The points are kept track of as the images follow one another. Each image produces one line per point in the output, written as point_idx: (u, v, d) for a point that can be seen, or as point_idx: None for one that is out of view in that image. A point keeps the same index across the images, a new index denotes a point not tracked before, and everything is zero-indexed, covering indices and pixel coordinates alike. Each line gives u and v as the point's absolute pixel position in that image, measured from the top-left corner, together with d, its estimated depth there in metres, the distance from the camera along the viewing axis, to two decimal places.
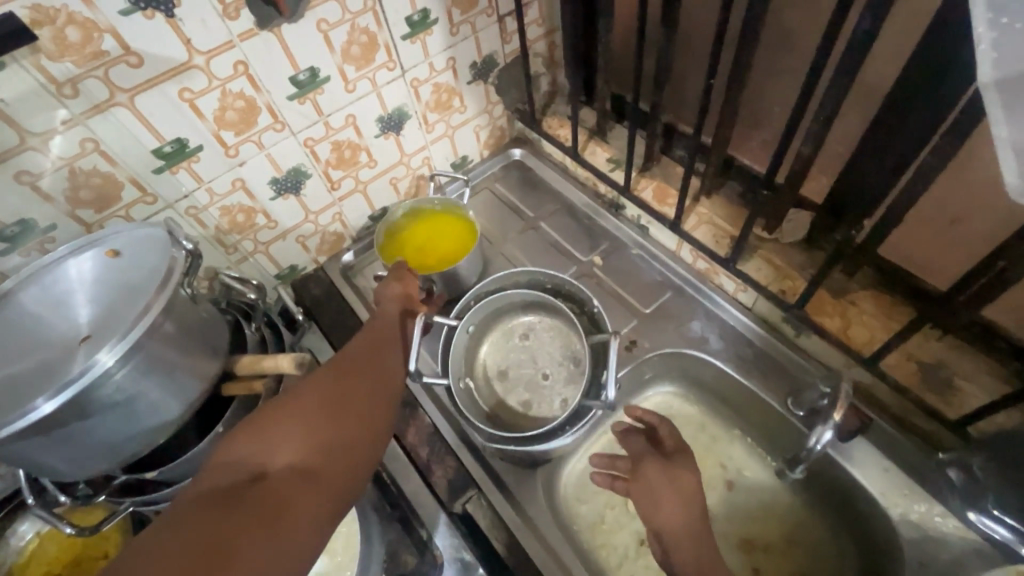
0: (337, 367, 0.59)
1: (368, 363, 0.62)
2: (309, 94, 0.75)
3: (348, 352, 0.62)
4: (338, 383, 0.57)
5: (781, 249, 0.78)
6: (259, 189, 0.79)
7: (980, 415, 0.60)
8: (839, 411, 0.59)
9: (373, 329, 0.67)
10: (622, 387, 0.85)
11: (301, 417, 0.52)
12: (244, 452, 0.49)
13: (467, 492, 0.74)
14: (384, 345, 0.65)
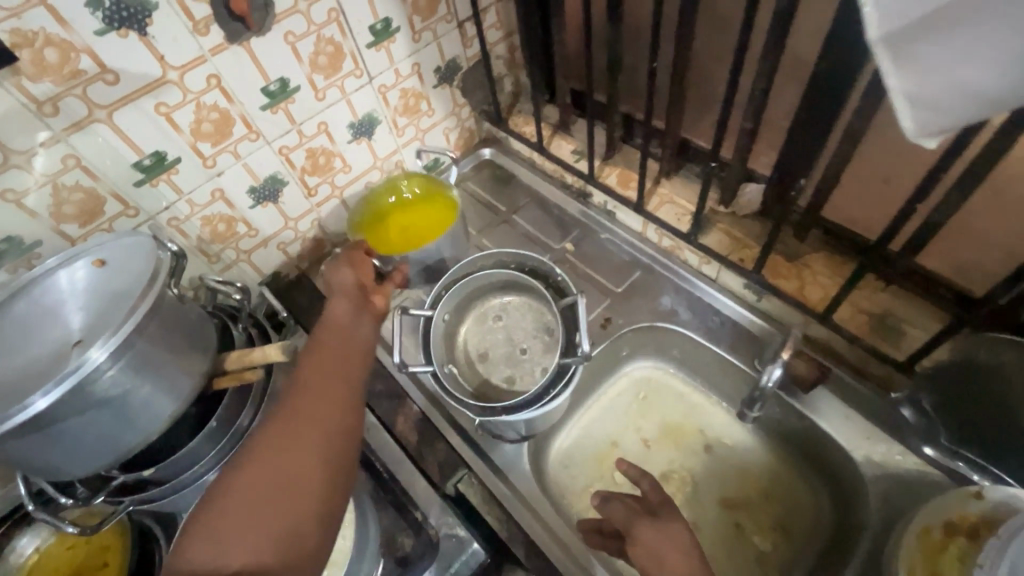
0: (287, 418, 0.57)
1: (321, 398, 0.59)
2: (281, 103, 0.78)
3: (297, 392, 0.59)
4: (296, 437, 0.55)
5: (736, 222, 0.84)
6: (238, 198, 0.82)
7: (924, 353, 0.65)
8: (787, 349, 0.66)
9: (322, 357, 0.63)
10: (602, 364, 0.89)
11: (255, 496, 0.51)
12: (203, 551, 0.48)
13: (458, 472, 0.77)
14: (337, 375, 0.62)
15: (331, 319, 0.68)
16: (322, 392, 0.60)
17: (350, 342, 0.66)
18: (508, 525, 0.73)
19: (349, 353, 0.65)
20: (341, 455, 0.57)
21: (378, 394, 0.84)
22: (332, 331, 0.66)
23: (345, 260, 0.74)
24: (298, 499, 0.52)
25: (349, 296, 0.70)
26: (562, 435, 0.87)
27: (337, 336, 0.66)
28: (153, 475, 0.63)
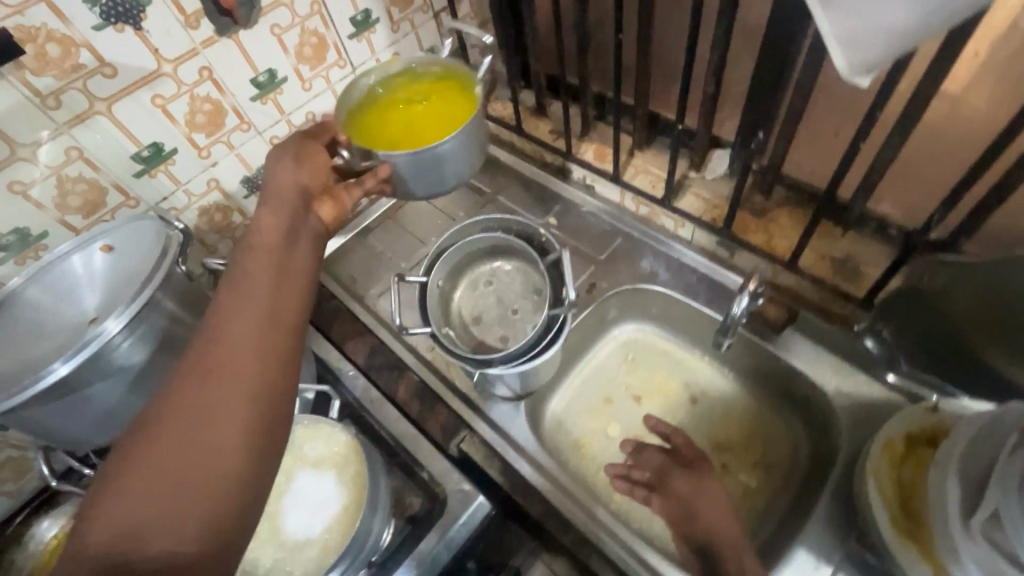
0: (204, 360, 0.46)
1: (237, 328, 0.49)
2: (270, 94, 0.82)
3: (216, 329, 0.48)
4: (210, 377, 0.45)
5: (706, 184, 0.90)
6: (232, 188, 0.86)
7: (881, 286, 0.71)
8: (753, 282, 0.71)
9: (247, 285, 0.53)
10: (590, 329, 0.94)
11: (164, 465, 0.41)
12: (106, 524, 0.39)
13: (460, 434, 0.81)
14: (268, 306, 0.52)
15: (257, 243, 0.58)
16: (249, 327, 0.49)
17: (283, 268, 0.56)
18: (510, 477, 0.78)
19: (281, 273, 0.56)
20: (276, 404, 0.47)
21: (378, 367, 0.88)
22: (258, 256, 0.56)
23: (288, 153, 0.68)
24: (220, 464, 0.42)
25: (286, 209, 0.63)
26: (556, 397, 0.92)
27: (264, 262, 0.56)
28: None
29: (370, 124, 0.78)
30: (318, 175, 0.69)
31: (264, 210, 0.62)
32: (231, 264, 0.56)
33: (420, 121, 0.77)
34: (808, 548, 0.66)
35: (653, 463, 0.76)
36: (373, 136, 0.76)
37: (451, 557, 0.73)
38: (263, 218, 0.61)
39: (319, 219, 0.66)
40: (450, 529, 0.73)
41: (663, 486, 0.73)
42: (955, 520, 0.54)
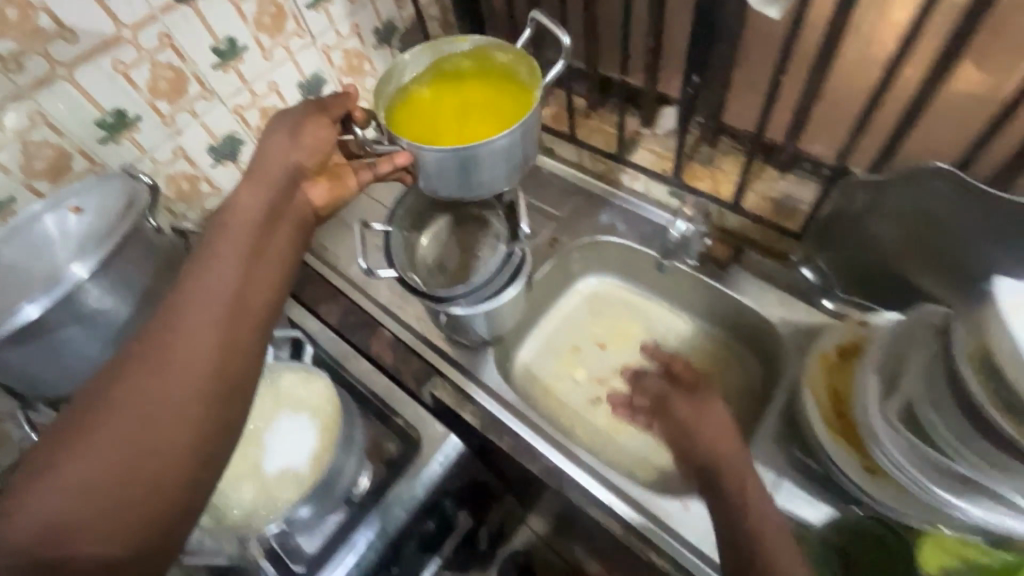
0: (163, 356, 0.48)
1: (201, 323, 0.50)
2: (231, 62, 0.84)
3: (176, 320, 0.50)
4: (170, 374, 0.47)
5: (658, 139, 0.94)
6: (199, 156, 0.88)
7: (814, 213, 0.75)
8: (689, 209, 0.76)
9: (214, 275, 0.54)
10: (554, 281, 0.98)
11: (108, 462, 0.43)
12: (48, 509, 0.41)
13: (431, 380, 0.85)
14: (233, 301, 0.53)
15: (230, 226, 0.58)
16: (210, 324, 0.51)
17: (254, 256, 0.57)
18: (480, 418, 0.82)
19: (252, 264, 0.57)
20: (228, 407, 0.49)
21: (352, 325, 0.91)
22: (231, 242, 0.57)
23: (286, 125, 0.66)
24: (167, 465, 0.44)
25: (268, 187, 0.62)
26: (524, 347, 0.96)
27: (237, 248, 0.56)
28: None
29: (407, 108, 0.70)
30: (316, 148, 0.67)
31: (245, 185, 0.62)
32: (202, 245, 0.57)
33: (466, 116, 0.68)
34: (756, 458, 0.71)
35: (656, 389, 0.76)
36: (403, 124, 0.68)
37: (426, 493, 0.76)
38: (243, 195, 0.61)
39: (310, 198, 0.66)
40: (425, 468, 0.77)
41: (665, 410, 0.72)
42: (872, 408, 0.58)
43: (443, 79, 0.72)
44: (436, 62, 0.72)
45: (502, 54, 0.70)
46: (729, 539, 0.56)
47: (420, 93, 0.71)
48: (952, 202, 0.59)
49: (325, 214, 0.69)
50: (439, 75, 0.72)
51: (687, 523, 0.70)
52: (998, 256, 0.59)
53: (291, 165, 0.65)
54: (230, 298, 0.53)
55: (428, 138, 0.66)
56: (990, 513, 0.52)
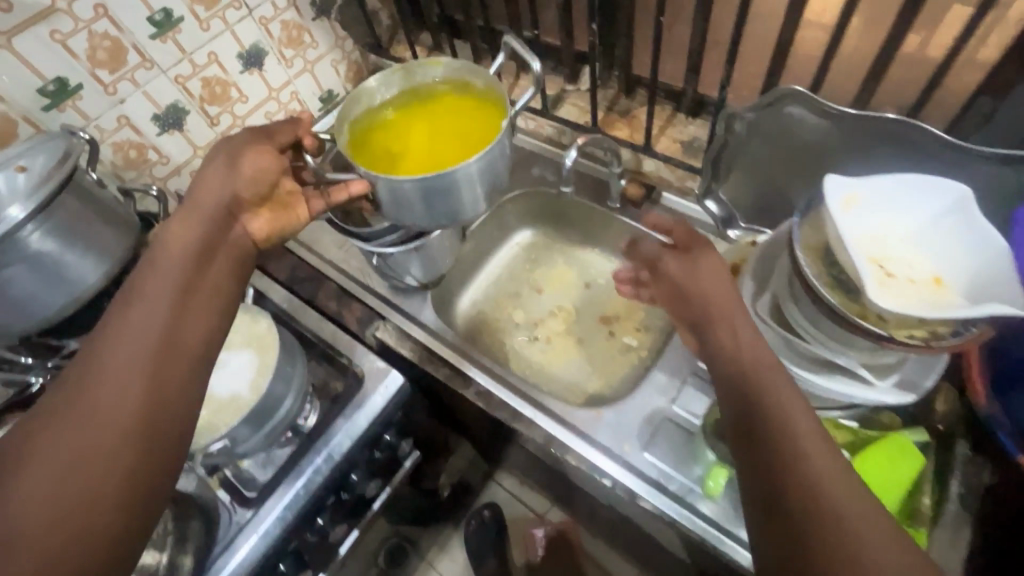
0: (89, 396, 0.46)
1: (131, 358, 0.49)
2: (168, 33, 0.89)
3: (105, 358, 0.48)
4: (99, 413, 0.46)
5: (582, 94, 1.01)
6: (144, 124, 0.93)
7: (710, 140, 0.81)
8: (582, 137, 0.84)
9: (141, 313, 0.52)
10: (492, 232, 1.04)
11: (35, 516, 0.41)
12: None
13: (374, 323, 0.91)
14: (163, 339, 0.51)
15: (160, 263, 0.56)
16: (141, 357, 0.49)
17: (188, 292, 0.56)
18: (419, 354, 0.88)
19: (187, 294, 0.55)
20: (165, 448, 0.47)
21: (300, 280, 0.96)
22: (160, 278, 0.55)
23: (224, 157, 0.64)
24: (99, 507, 0.43)
25: (203, 221, 0.61)
26: (466, 295, 1.02)
27: (167, 286, 0.55)
28: None
29: (386, 128, 0.75)
30: (258, 178, 0.65)
31: (176, 220, 0.60)
32: (133, 280, 0.55)
33: (439, 142, 0.72)
34: (663, 370, 0.79)
35: (645, 254, 0.65)
36: (379, 144, 0.73)
37: (369, 423, 0.82)
38: (173, 232, 0.59)
39: (249, 231, 0.65)
40: (367, 401, 0.83)
41: (658, 277, 0.63)
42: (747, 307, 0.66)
43: (423, 103, 0.76)
44: (421, 87, 0.78)
45: (481, 82, 0.74)
46: (751, 443, 0.47)
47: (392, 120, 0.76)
48: (810, 121, 0.69)
49: (266, 246, 0.67)
50: (422, 99, 0.77)
51: (604, 429, 0.75)
52: (854, 168, 0.69)
53: (230, 193, 0.63)
54: (160, 336, 0.51)
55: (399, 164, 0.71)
56: (839, 385, 0.60)
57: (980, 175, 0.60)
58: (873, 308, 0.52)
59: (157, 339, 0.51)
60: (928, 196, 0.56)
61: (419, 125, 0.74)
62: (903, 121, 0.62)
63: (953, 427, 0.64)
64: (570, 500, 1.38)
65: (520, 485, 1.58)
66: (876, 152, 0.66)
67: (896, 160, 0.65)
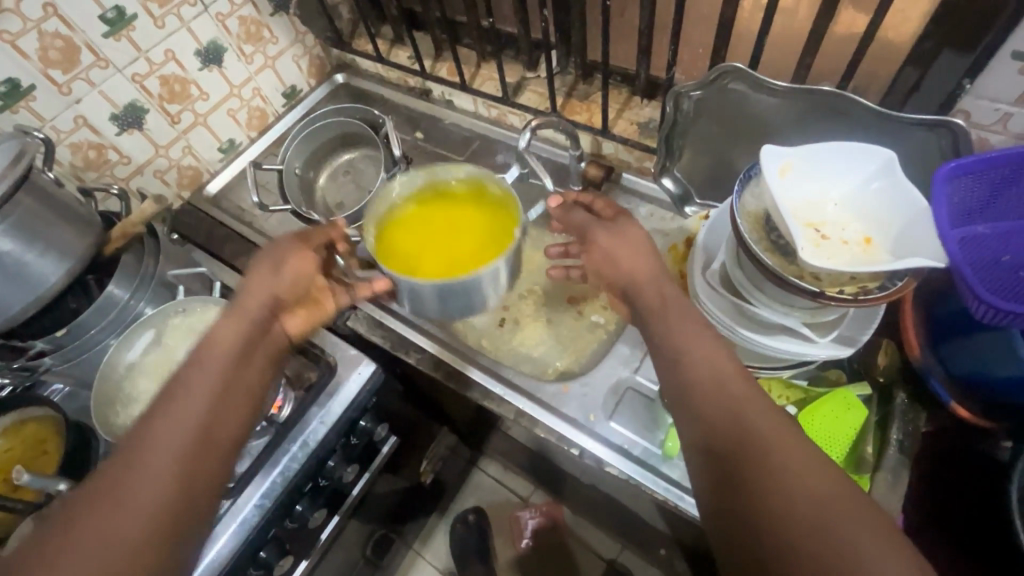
0: (118, 501, 0.46)
1: (165, 464, 0.49)
2: (122, 31, 0.89)
3: (141, 461, 0.49)
4: (123, 519, 0.46)
5: (541, 81, 1.03)
6: (102, 124, 0.93)
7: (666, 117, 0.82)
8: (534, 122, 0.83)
9: (183, 410, 0.52)
10: None
11: None
12: None
13: (345, 314, 0.92)
14: (195, 441, 0.51)
15: (206, 359, 0.56)
16: (173, 463, 0.49)
17: (225, 394, 0.55)
18: (390, 339, 0.89)
19: (223, 396, 0.55)
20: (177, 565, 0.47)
21: None
22: (205, 375, 0.55)
23: (269, 261, 0.64)
24: None
25: (249, 318, 0.60)
26: None
27: (207, 386, 0.55)
28: (61, 339, 0.72)
29: (406, 225, 0.75)
30: (301, 281, 0.65)
31: (224, 317, 0.60)
32: (178, 374, 0.55)
33: (458, 244, 0.73)
34: (626, 342, 0.82)
35: (576, 223, 0.69)
36: (398, 241, 0.74)
37: (344, 410, 0.83)
38: (220, 326, 0.59)
39: (287, 329, 0.64)
40: (341, 389, 0.84)
41: (591, 245, 0.66)
42: (699, 275, 0.69)
43: (442, 200, 0.77)
44: (440, 183, 0.77)
45: (499, 188, 0.74)
46: (688, 400, 0.52)
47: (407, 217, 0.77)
48: (754, 97, 0.72)
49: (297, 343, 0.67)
50: (440, 196, 0.77)
51: (571, 402, 0.77)
52: (794, 139, 0.72)
53: (273, 293, 0.62)
54: (193, 437, 0.51)
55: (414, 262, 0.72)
56: (785, 343, 0.63)
57: (907, 140, 0.64)
58: (807, 268, 0.55)
59: (192, 438, 0.51)
60: (859, 162, 0.59)
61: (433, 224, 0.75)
62: (838, 93, 0.65)
63: (893, 379, 0.67)
64: (553, 482, 1.40)
65: (505, 471, 1.61)
66: (816, 123, 0.69)
67: (830, 132, 0.69)
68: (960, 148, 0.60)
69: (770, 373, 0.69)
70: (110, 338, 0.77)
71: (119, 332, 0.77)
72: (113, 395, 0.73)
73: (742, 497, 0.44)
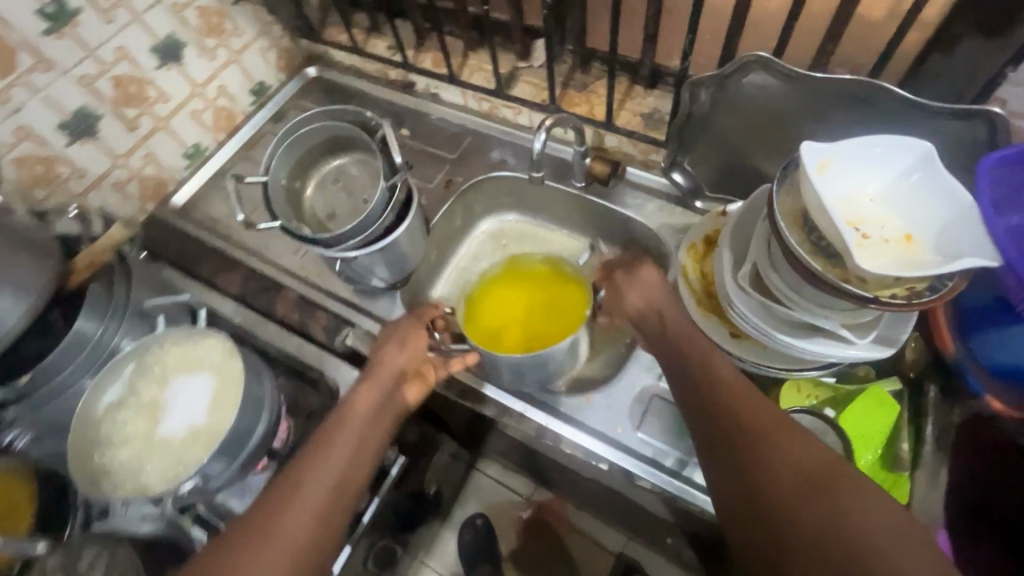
0: (269, 529, 0.52)
1: (312, 501, 0.54)
2: (65, 28, 0.78)
3: (293, 497, 0.54)
4: (273, 544, 0.51)
5: (534, 71, 0.97)
6: (49, 135, 0.82)
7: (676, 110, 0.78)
8: (547, 121, 0.77)
9: (330, 459, 0.57)
10: (454, 222, 1.00)
11: None
12: None
13: (343, 331, 0.84)
14: (333, 498, 0.55)
15: (349, 416, 0.61)
16: (316, 506, 0.54)
17: (362, 451, 0.60)
18: None
19: (358, 449, 0.59)
20: None
21: (253, 292, 0.89)
22: (349, 430, 0.60)
23: (397, 338, 0.69)
24: None
25: (382, 386, 0.65)
26: (436, 288, 0.99)
27: (349, 441, 0.59)
28: (25, 385, 0.65)
29: (487, 302, 0.78)
30: (422, 354, 0.69)
31: (363, 382, 0.65)
32: (325, 427, 0.61)
33: (537, 323, 0.76)
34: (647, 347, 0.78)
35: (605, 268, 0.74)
36: (478, 314, 0.77)
37: None
38: (361, 390, 0.64)
39: (406, 398, 0.66)
40: None
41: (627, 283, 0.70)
42: (730, 278, 0.66)
43: (520, 279, 0.79)
44: (519, 264, 0.79)
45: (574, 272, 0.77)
46: (687, 393, 0.60)
47: (484, 292, 0.79)
48: (780, 87, 0.67)
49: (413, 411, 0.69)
50: (518, 276, 0.80)
51: (595, 415, 0.74)
52: (815, 129, 0.69)
53: (399, 372, 0.67)
54: (335, 486, 0.56)
55: (496, 336, 0.76)
56: (822, 347, 0.61)
57: (939, 130, 0.61)
58: (853, 271, 0.53)
59: (339, 482, 0.56)
60: (901, 157, 0.57)
61: (507, 302, 0.78)
62: (879, 85, 0.61)
63: (922, 373, 0.67)
64: (556, 481, 1.37)
65: (505, 471, 1.57)
66: (842, 117, 0.66)
67: (855, 122, 0.66)
68: (997, 138, 0.58)
69: (802, 374, 0.67)
70: (83, 379, 0.70)
71: (94, 371, 0.71)
72: (97, 441, 0.68)
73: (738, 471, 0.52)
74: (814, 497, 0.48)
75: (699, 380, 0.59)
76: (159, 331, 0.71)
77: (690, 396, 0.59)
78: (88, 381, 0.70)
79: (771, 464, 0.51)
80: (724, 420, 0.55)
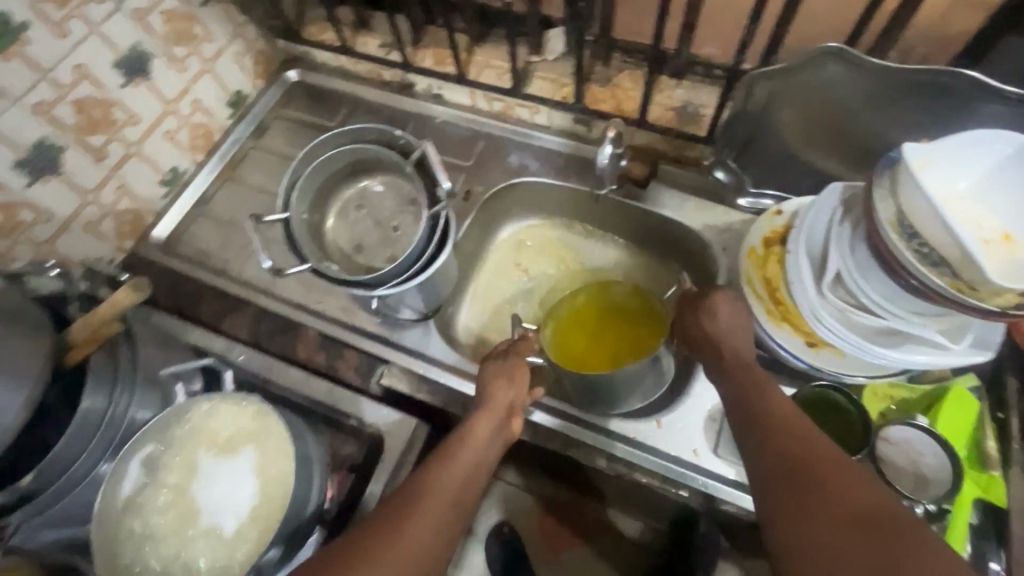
0: (388, 538, 0.51)
1: (426, 518, 0.54)
2: (11, 47, 0.66)
3: (412, 514, 0.54)
4: (390, 553, 0.50)
5: (551, 65, 0.90)
6: (5, 176, 0.70)
7: (720, 108, 0.77)
8: (611, 130, 0.74)
9: (446, 485, 0.57)
10: (475, 234, 0.92)
11: None
12: None
13: (377, 370, 0.78)
14: (438, 526, 0.54)
15: (464, 448, 0.61)
16: (431, 528, 0.54)
17: (468, 483, 0.59)
18: (440, 394, 0.76)
19: (466, 481, 0.59)
20: None
21: (267, 335, 0.81)
22: (460, 460, 0.60)
23: (506, 372, 0.68)
24: None
25: (493, 419, 0.65)
26: (463, 309, 0.91)
27: (461, 472, 0.59)
28: (31, 484, 0.56)
29: (575, 324, 0.75)
30: (522, 390, 0.68)
31: (476, 414, 0.65)
32: (438, 455, 0.61)
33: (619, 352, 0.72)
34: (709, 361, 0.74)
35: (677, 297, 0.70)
36: (566, 334, 0.74)
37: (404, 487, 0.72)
38: (475, 421, 0.64)
39: (506, 433, 0.66)
40: (396, 462, 0.71)
41: (699, 304, 0.65)
42: (808, 289, 0.63)
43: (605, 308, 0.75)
44: (609, 290, 0.75)
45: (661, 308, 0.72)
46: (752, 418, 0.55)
47: (575, 314, 0.76)
48: (847, 78, 0.63)
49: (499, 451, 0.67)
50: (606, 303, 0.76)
51: (669, 439, 0.70)
52: (878, 120, 0.66)
53: (508, 403, 0.66)
54: (447, 511, 0.56)
55: (580, 358, 0.72)
56: (916, 355, 0.58)
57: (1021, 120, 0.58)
58: (967, 279, 0.49)
59: (449, 508, 0.56)
60: (998, 153, 0.53)
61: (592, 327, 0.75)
62: (956, 72, 0.56)
63: (998, 366, 0.66)
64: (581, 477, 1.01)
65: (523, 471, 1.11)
66: (912, 107, 0.63)
67: (928, 115, 0.62)
68: None
69: (886, 380, 0.65)
70: (102, 464, 0.62)
71: (112, 453, 0.62)
72: (129, 534, 0.62)
73: (806, 497, 0.47)
74: (872, 540, 0.42)
75: (765, 408, 0.55)
76: (179, 402, 0.65)
77: (752, 422, 0.55)
78: (107, 465, 0.62)
79: (822, 502, 0.46)
80: (784, 451, 0.51)
